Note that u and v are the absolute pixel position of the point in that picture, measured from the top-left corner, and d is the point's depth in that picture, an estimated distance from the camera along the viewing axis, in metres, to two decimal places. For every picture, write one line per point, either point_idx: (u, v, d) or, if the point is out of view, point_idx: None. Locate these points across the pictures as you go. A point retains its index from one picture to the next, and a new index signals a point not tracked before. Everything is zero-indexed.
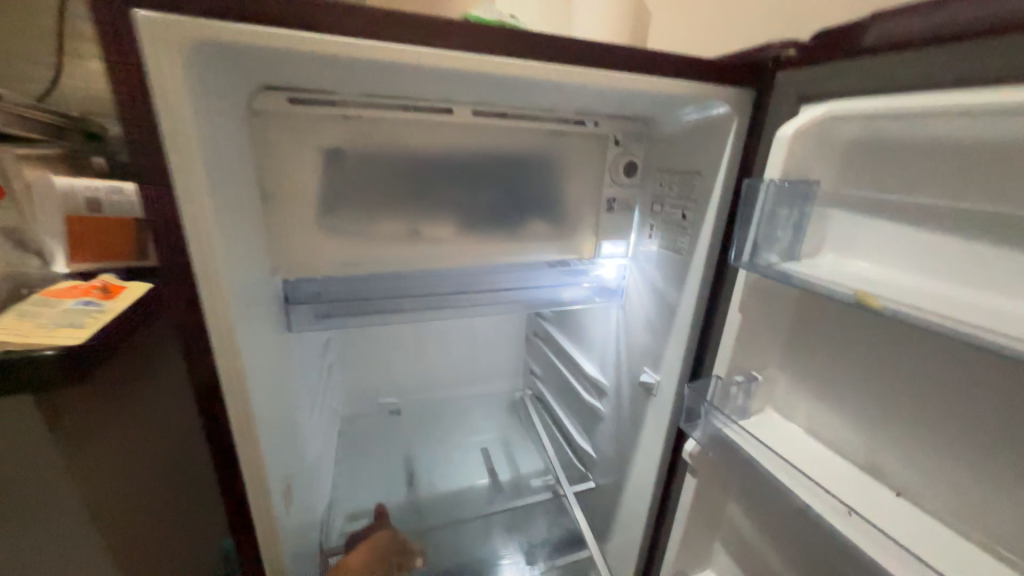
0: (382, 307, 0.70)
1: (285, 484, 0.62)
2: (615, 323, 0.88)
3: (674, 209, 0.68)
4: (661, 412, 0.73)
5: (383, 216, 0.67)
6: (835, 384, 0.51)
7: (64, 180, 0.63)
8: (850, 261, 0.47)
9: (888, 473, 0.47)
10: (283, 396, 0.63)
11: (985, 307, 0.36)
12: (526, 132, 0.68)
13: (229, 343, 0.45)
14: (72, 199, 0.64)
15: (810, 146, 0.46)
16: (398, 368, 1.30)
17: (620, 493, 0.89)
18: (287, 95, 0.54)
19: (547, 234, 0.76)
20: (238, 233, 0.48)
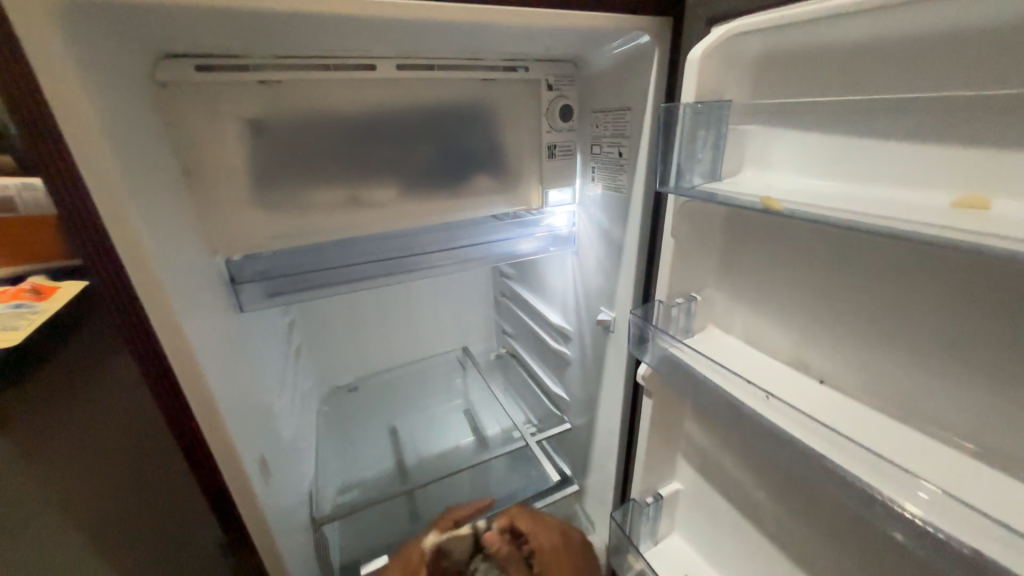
0: (334, 277, 0.70)
1: (262, 460, 0.64)
2: (572, 270, 0.90)
3: (611, 148, 0.69)
4: (620, 346, 0.77)
5: (321, 184, 0.65)
6: (763, 293, 0.56)
7: None
8: (766, 176, 0.50)
9: (811, 363, 0.52)
10: (244, 376, 0.63)
11: (872, 201, 0.40)
12: (457, 83, 0.68)
13: (173, 323, 0.45)
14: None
15: (719, 64, 0.49)
16: (370, 342, 1.32)
17: (593, 430, 0.95)
18: (192, 62, 0.51)
19: (493, 188, 0.77)
20: (162, 212, 0.47)
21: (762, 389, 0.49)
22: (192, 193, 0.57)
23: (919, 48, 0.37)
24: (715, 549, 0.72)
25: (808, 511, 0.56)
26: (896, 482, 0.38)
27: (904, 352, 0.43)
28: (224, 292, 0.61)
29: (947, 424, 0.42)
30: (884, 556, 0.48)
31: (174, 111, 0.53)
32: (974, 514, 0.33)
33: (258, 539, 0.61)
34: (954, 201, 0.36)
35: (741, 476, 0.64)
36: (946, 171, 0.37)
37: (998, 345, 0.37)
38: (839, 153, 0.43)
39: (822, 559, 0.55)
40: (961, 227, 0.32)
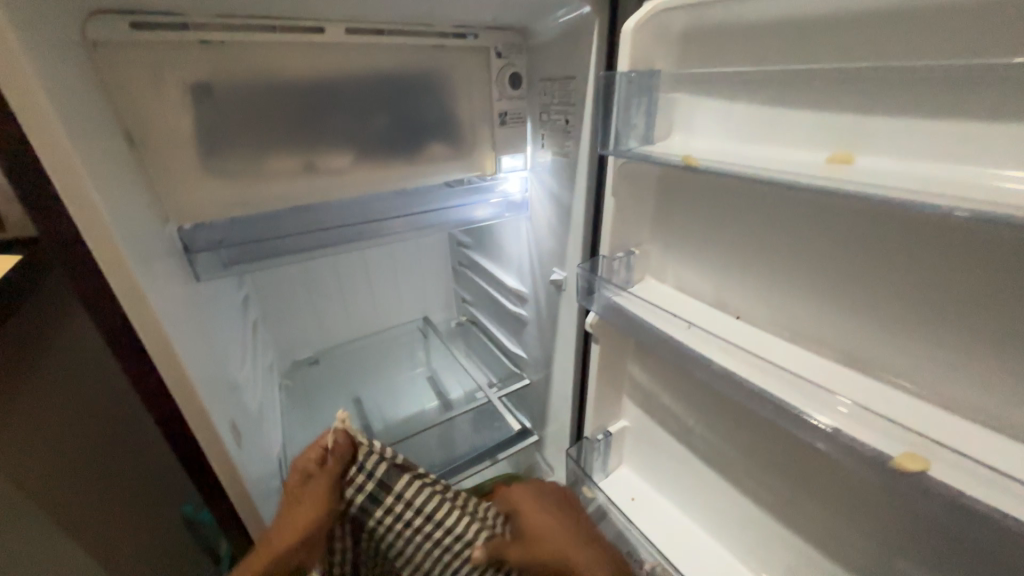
0: (293, 244, 0.70)
1: (232, 423, 0.66)
2: (525, 234, 0.95)
3: (558, 115, 0.74)
4: (571, 302, 0.84)
5: (273, 151, 0.65)
6: (690, 245, 0.64)
7: None
8: (690, 140, 0.57)
9: (729, 303, 0.61)
10: (207, 344, 0.63)
11: (771, 159, 0.48)
12: (408, 49, 0.69)
13: (136, 287, 0.46)
14: None
15: (649, 37, 0.54)
16: (328, 315, 1.32)
17: (549, 382, 1.03)
18: (128, 19, 0.49)
19: (448, 155, 0.79)
20: (111, 176, 0.46)
21: (687, 320, 0.58)
22: (138, 159, 0.56)
23: (805, 28, 0.44)
24: (655, 472, 0.84)
25: (728, 427, 0.67)
26: (818, 401, 0.46)
27: (797, 286, 0.53)
28: (179, 261, 0.61)
29: (826, 341, 0.52)
30: (782, 453, 0.60)
31: (111, 72, 0.51)
32: (883, 422, 0.41)
33: (235, 496, 0.64)
34: (830, 158, 0.45)
35: (676, 406, 0.75)
36: (825, 134, 0.45)
37: (862, 274, 0.47)
38: (748, 119, 0.51)
39: (739, 464, 0.67)
40: (833, 178, 0.41)
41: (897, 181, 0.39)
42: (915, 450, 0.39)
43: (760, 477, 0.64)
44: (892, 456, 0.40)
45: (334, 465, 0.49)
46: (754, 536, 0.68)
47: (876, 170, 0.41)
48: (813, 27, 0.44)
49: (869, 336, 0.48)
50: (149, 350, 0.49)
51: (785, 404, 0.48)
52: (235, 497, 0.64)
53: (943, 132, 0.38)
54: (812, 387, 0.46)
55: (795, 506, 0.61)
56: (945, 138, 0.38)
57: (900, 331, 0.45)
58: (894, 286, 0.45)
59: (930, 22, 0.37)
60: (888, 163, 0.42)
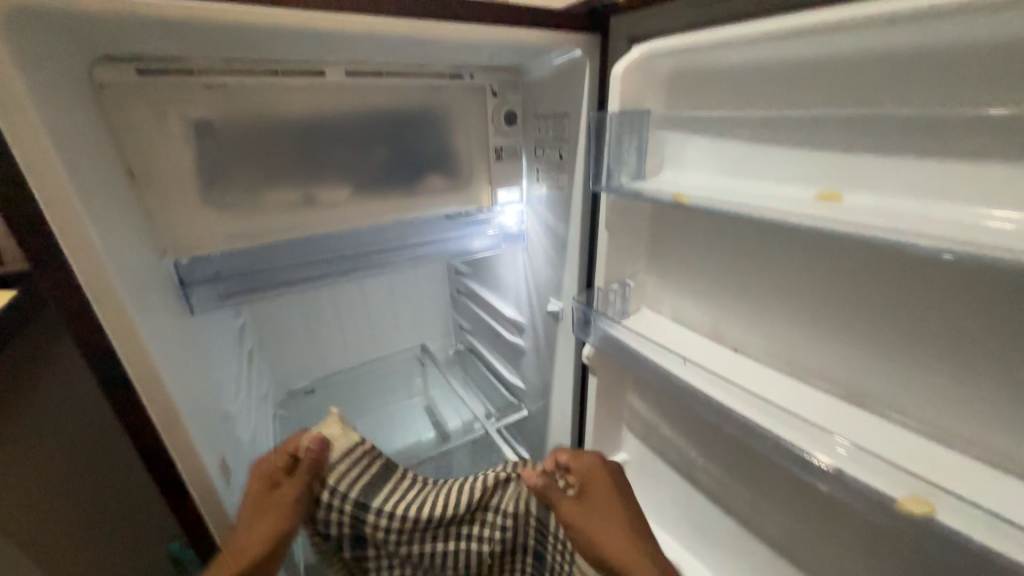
0: (289, 276, 0.71)
1: (221, 460, 0.64)
2: (522, 263, 0.96)
3: (552, 150, 0.75)
4: (569, 332, 0.84)
5: (272, 186, 0.66)
6: (686, 276, 0.64)
7: None
8: (681, 175, 0.58)
9: (726, 335, 0.61)
10: (199, 379, 0.62)
11: (761, 195, 0.49)
12: (406, 88, 0.71)
13: (127, 324, 0.46)
14: None
15: (638, 78, 0.56)
16: (325, 344, 1.31)
17: (548, 413, 1.01)
18: (134, 65, 0.51)
19: (445, 188, 0.80)
20: (108, 215, 0.47)
21: (681, 353, 0.57)
22: (138, 197, 0.57)
23: (788, 71, 0.46)
24: (657, 508, 0.81)
25: (729, 462, 0.65)
26: (816, 438, 0.45)
27: (793, 320, 0.53)
28: (175, 295, 0.61)
29: (826, 374, 0.51)
30: (786, 490, 0.58)
31: (117, 114, 0.53)
32: (881, 463, 0.40)
33: (221, 539, 0.61)
34: (819, 194, 0.45)
35: (677, 440, 0.73)
36: (813, 171, 0.46)
37: (856, 308, 0.47)
38: (737, 156, 0.52)
39: (742, 501, 0.65)
40: (822, 216, 0.41)
41: (884, 218, 0.39)
42: (919, 493, 0.38)
43: (764, 515, 0.62)
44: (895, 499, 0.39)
45: (304, 476, 0.58)
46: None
47: (863, 207, 0.42)
48: (795, 70, 0.46)
49: (868, 370, 0.47)
50: (137, 387, 0.49)
51: (785, 440, 0.47)
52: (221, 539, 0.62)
53: (925, 171, 0.39)
54: (808, 422, 0.45)
55: (803, 547, 0.58)
56: (928, 177, 0.39)
57: (897, 366, 0.45)
58: (888, 320, 0.45)
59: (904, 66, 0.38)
60: (875, 200, 0.42)
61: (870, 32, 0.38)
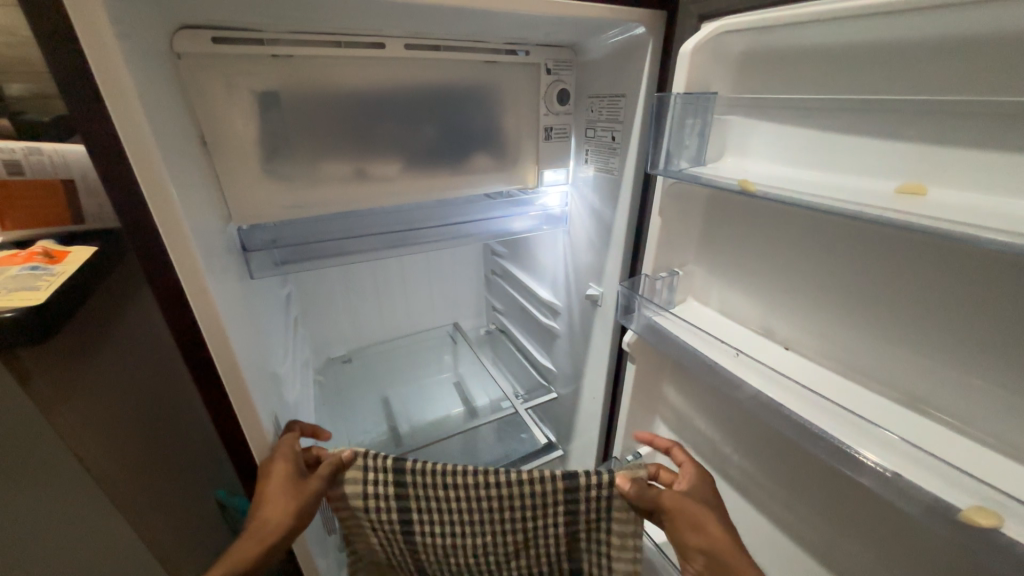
0: (340, 248, 0.73)
1: (273, 417, 0.68)
2: (563, 247, 0.95)
3: (604, 132, 0.74)
4: (607, 318, 0.83)
5: (327, 158, 0.68)
6: (737, 269, 0.62)
7: (23, 146, 0.71)
8: (743, 162, 0.56)
9: (776, 331, 0.59)
10: (255, 340, 0.66)
11: (835, 187, 0.46)
12: (460, 64, 0.71)
13: (199, 282, 0.49)
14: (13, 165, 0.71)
15: (707, 58, 0.54)
16: (363, 316, 1.35)
17: (578, 398, 1.02)
18: (209, 34, 0.53)
19: (492, 167, 0.80)
20: (185, 178, 0.50)
21: (732, 346, 0.56)
22: (210, 163, 0.60)
23: (874, 54, 0.43)
24: None
25: (767, 460, 0.64)
26: (867, 435, 0.44)
27: (853, 319, 0.51)
28: (237, 260, 0.64)
29: (885, 378, 0.49)
30: (828, 491, 0.57)
31: (193, 82, 0.55)
32: (939, 463, 0.39)
33: None
34: (900, 188, 0.43)
35: (711, 433, 0.73)
36: (897, 163, 0.43)
37: (925, 310, 0.45)
38: (809, 145, 0.49)
39: (777, 499, 0.64)
40: (903, 209, 0.39)
41: (975, 215, 0.37)
42: (984, 504, 0.36)
43: (799, 515, 0.62)
44: (959, 508, 0.37)
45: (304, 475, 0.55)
46: None
47: (949, 203, 0.39)
48: (883, 51, 0.42)
49: (934, 377, 0.45)
50: (206, 341, 0.52)
51: (836, 440, 0.45)
52: None
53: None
54: (862, 421, 0.44)
55: (842, 553, 0.57)
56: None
57: (969, 373, 0.43)
58: (965, 326, 0.42)
59: (1011, 50, 0.35)
60: (964, 195, 0.39)
61: (978, 10, 0.35)
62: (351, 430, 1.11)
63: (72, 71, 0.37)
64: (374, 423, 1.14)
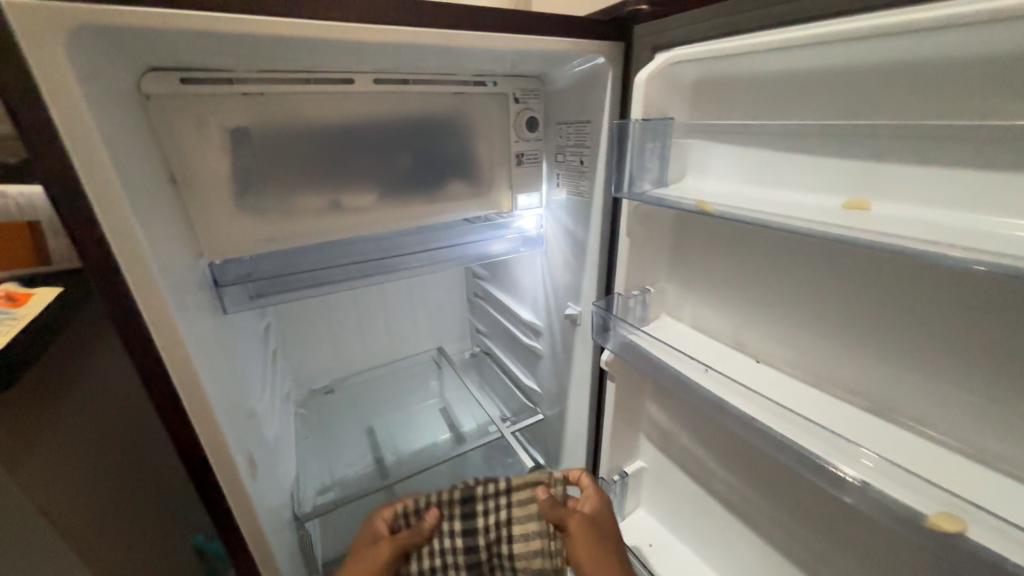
0: (316, 279, 0.73)
1: (249, 456, 0.67)
2: (541, 268, 0.96)
3: (573, 156, 0.76)
4: (586, 337, 0.84)
5: (301, 190, 0.69)
6: (707, 285, 0.64)
7: None
8: (704, 183, 0.58)
9: (747, 343, 0.61)
10: (228, 375, 0.65)
11: (787, 204, 0.49)
12: (431, 96, 0.73)
13: (167, 321, 0.48)
14: None
15: (663, 86, 0.57)
16: (345, 344, 1.34)
17: (564, 419, 1.01)
18: (179, 76, 0.54)
19: (466, 193, 0.82)
20: (153, 217, 0.50)
21: (702, 362, 0.57)
22: (181, 200, 0.60)
23: (815, 80, 0.46)
24: (674, 516, 0.81)
25: (747, 472, 0.65)
26: (840, 451, 0.44)
27: (820, 332, 0.52)
28: (209, 296, 0.64)
29: (852, 386, 0.50)
30: (809, 499, 0.57)
31: (161, 121, 0.56)
32: (909, 477, 0.39)
33: (248, 529, 0.64)
34: (847, 203, 0.45)
35: (694, 448, 0.73)
36: (842, 179, 0.46)
37: (881, 318, 0.46)
38: (762, 165, 0.52)
39: (761, 511, 0.64)
40: (847, 224, 0.41)
41: (912, 228, 0.39)
42: (951, 510, 0.36)
43: (782, 525, 0.62)
44: (926, 514, 0.38)
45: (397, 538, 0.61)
46: None
47: (891, 217, 0.41)
48: (821, 78, 0.45)
49: (895, 381, 0.47)
50: (176, 381, 0.51)
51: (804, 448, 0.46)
52: (247, 530, 0.64)
53: (953, 180, 0.39)
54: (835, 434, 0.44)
55: (826, 562, 0.57)
56: (961, 185, 0.38)
57: (927, 377, 0.44)
58: (921, 332, 0.44)
59: (931, 75, 0.38)
60: (904, 209, 0.42)
61: (898, 40, 0.38)
62: (334, 464, 1.08)
63: (35, 118, 0.38)
64: (358, 454, 1.12)
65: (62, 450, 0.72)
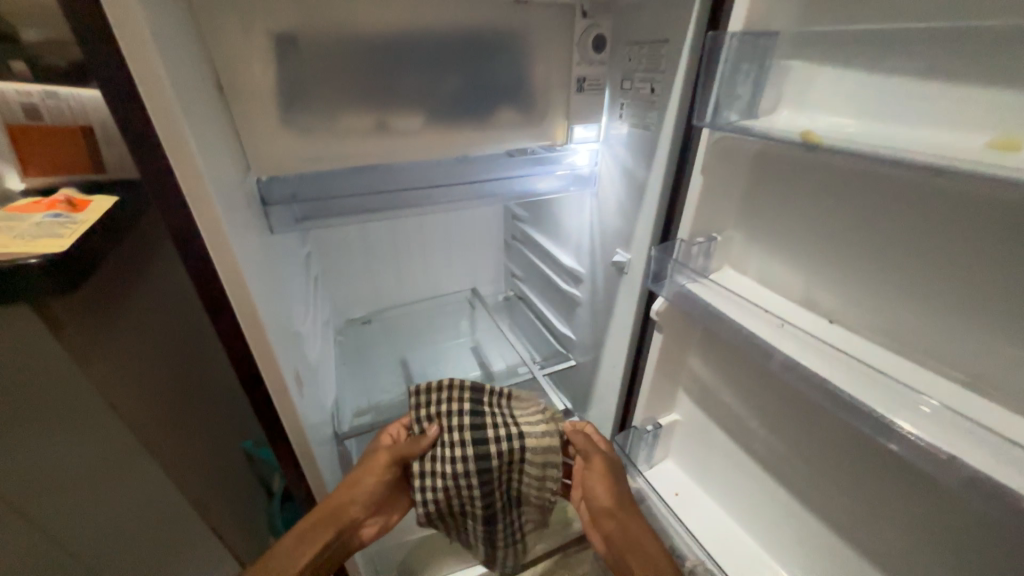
0: (360, 204, 0.71)
1: (294, 373, 0.69)
2: (589, 211, 0.91)
3: (643, 83, 0.68)
4: (632, 286, 0.80)
5: (347, 107, 0.64)
6: (782, 237, 0.58)
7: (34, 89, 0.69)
8: (800, 117, 0.51)
9: (820, 303, 0.55)
10: (275, 295, 0.66)
11: (909, 141, 0.41)
12: (489, 5, 0.65)
13: (218, 233, 0.47)
14: (10, 107, 0.68)
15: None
16: (382, 277, 1.35)
17: (597, 368, 1.00)
18: None
19: (518, 122, 0.76)
20: (201, 121, 0.47)
21: (777, 316, 0.54)
22: (228, 109, 0.57)
23: None
24: (704, 471, 0.80)
25: (795, 436, 0.62)
26: (898, 400, 0.43)
27: (915, 296, 0.46)
28: (257, 214, 0.63)
29: (944, 356, 0.45)
30: (862, 470, 0.54)
31: (206, 18, 0.52)
32: (979, 432, 0.38)
33: (295, 440, 0.67)
34: (990, 142, 0.37)
35: (737, 407, 0.70)
36: (990, 112, 0.38)
37: (1002, 284, 0.40)
38: (881, 95, 0.44)
39: (803, 476, 0.62)
40: (996, 163, 0.34)
41: None
42: None
43: (825, 492, 0.60)
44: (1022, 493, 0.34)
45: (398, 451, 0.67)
46: (812, 554, 0.63)
47: None
48: None
49: (1003, 357, 0.41)
50: (227, 294, 0.51)
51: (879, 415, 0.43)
52: (294, 441, 0.68)
53: None
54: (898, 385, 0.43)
55: (867, 532, 0.55)
56: None
57: None
58: None
59: None
60: None
61: None
62: (369, 391, 1.12)
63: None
64: (392, 384, 1.16)
65: (126, 352, 0.77)
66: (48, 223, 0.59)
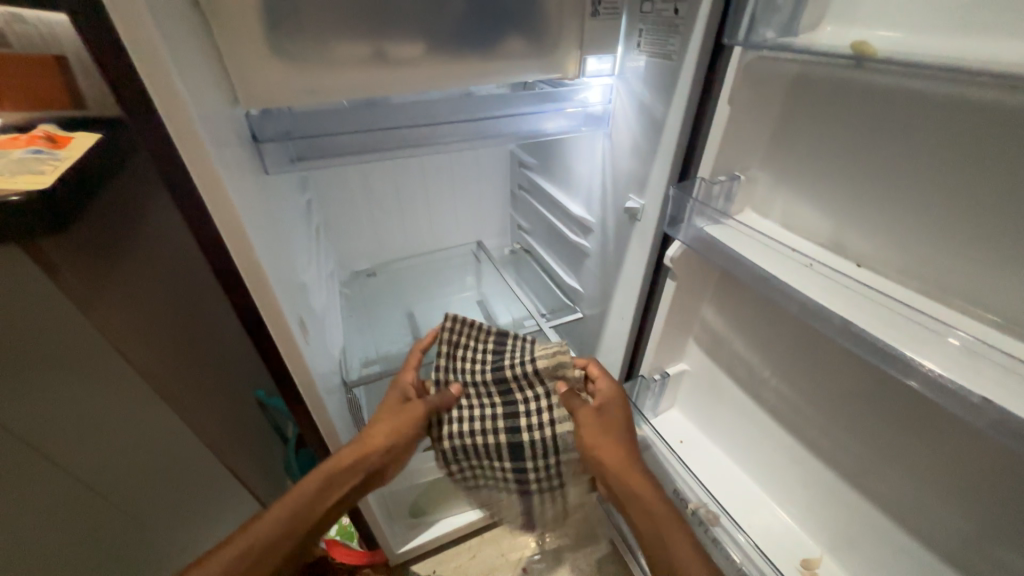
0: (361, 143, 0.67)
1: (299, 321, 0.68)
2: (601, 155, 0.86)
3: (666, 4, 0.60)
4: (645, 234, 0.76)
5: (340, 32, 0.59)
6: (813, 175, 0.54)
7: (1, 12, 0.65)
8: (847, 31, 0.46)
9: (848, 246, 0.52)
10: (275, 241, 0.63)
11: (976, 54, 0.36)
12: None
13: (209, 170, 0.44)
14: None
15: None
16: (385, 229, 1.32)
17: (605, 320, 0.98)
18: None
19: (528, 53, 0.69)
20: (180, 42, 0.43)
21: (805, 256, 0.52)
22: (208, 33, 0.52)
23: None
24: (710, 419, 0.81)
25: (809, 384, 0.61)
26: (920, 335, 0.42)
27: (958, 235, 0.43)
28: (249, 153, 0.59)
29: (983, 299, 0.42)
30: (878, 417, 0.54)
31: None
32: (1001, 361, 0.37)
33: (304, 387, 0.67)
34: None
35: (749, 356, 0.69)
36: None
37: None
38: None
39: (815, 423, 0.62)
40: None
41: None
42: None
43: (836, 438, 0.60)
44: None
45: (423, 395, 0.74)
46: (817, 496, 0.64)
47: None
48: None
49: None
50: (224, 237, 0.49)
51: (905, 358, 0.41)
52: (303, 388, 0.68)
53: None
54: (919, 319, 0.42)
55: (876, 476, 0.56)
56: None
57: None
58: None
59: None
60: None
61: None
62: (376, 343, 1.13)
63: None
64: (399, 336, 1.16)
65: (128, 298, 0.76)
66: (29, 158, 0.59)
